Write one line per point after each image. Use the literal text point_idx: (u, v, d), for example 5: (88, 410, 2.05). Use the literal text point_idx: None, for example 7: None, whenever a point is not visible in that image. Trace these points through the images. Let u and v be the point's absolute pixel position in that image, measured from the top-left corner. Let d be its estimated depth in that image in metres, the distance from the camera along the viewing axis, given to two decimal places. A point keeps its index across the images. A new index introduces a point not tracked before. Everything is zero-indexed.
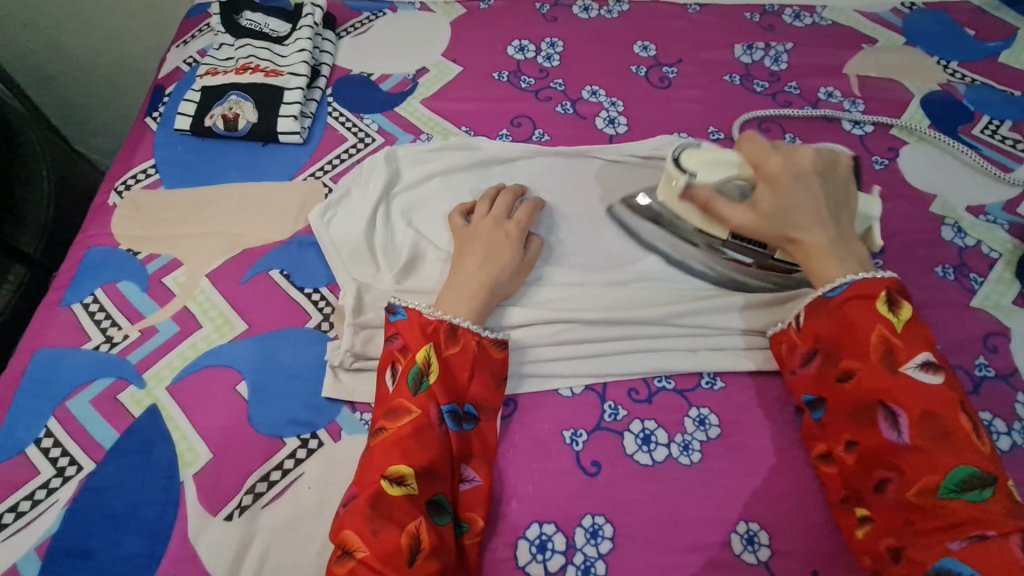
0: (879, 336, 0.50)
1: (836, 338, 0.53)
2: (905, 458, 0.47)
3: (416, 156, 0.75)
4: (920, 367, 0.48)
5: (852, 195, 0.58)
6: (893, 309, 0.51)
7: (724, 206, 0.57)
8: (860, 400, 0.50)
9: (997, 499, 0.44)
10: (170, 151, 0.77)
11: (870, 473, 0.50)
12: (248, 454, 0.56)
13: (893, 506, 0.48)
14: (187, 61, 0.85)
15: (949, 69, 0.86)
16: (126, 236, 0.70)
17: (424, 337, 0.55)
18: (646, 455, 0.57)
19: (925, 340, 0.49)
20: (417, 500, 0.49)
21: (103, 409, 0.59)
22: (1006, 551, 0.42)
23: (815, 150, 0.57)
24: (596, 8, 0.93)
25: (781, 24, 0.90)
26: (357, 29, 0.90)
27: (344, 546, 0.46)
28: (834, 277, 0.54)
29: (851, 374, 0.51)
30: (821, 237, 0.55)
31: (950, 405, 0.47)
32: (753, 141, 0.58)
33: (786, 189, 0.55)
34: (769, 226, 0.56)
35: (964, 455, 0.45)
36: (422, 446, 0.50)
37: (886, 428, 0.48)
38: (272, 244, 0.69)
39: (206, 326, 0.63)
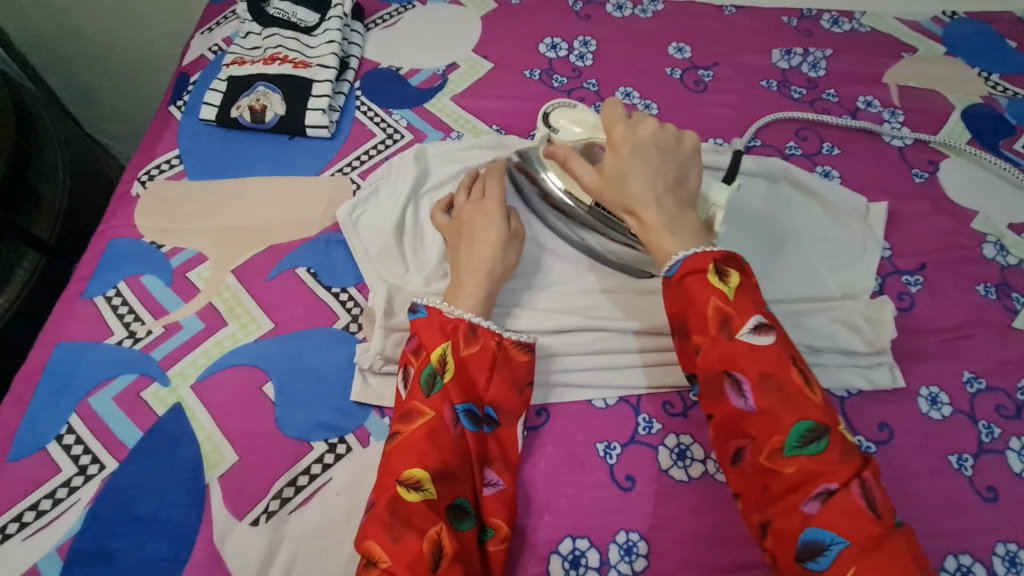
0: (714, 307, 0.46)
1: (681, 315, 0.49)
2: (752, 423, 0.44)
3: (446, 155, 0.73)
4: (754, 331, 0.45)
5: (695, 176, 0.55)
6: (722, 277, 0.48)
7: (579, 165, 0.56)
8: (705, 373, 0.47)
9: (833, 448, 0.42)
10: (195, 141, 0.75)
11: (726, 446, 0.46)
12: (275, 458, 0.55)
13: (749, 475, 0.44)
14: (213, 49, 0.83)
15: (990, 81, 0.84)
16: (150, 228, 0.68)
17: (442, 336, 0.54)
18: (682, 471, 0.56)
19: (755, 302, 0.47)
20: (437, 506, 0.47)
21: (126, 406, 0.58)
22: (851, 499, 0.40)
23: (659, 123, 0.55)
24: (631, 7, 0.91)
25: (820, 30, 0.89)
26: (386, 21, 0.88)
27: (368, 556, 0.44)
28: (672, 253, 0.51)
29: (695, 350, 0.48)
30: (657, 211, 0.52)
31: (783, 363, 0.44)
32: (611, 107, 0.58)
33: (625, 157, 0.53)
34: (611, 193, 0.54)
35: (801, 410, 0.43)
36: (437, 448, 0.49)
37: (732, 397, 0.45)
38: (299, 241, 0.67)
39: (231, 323, 0.62)
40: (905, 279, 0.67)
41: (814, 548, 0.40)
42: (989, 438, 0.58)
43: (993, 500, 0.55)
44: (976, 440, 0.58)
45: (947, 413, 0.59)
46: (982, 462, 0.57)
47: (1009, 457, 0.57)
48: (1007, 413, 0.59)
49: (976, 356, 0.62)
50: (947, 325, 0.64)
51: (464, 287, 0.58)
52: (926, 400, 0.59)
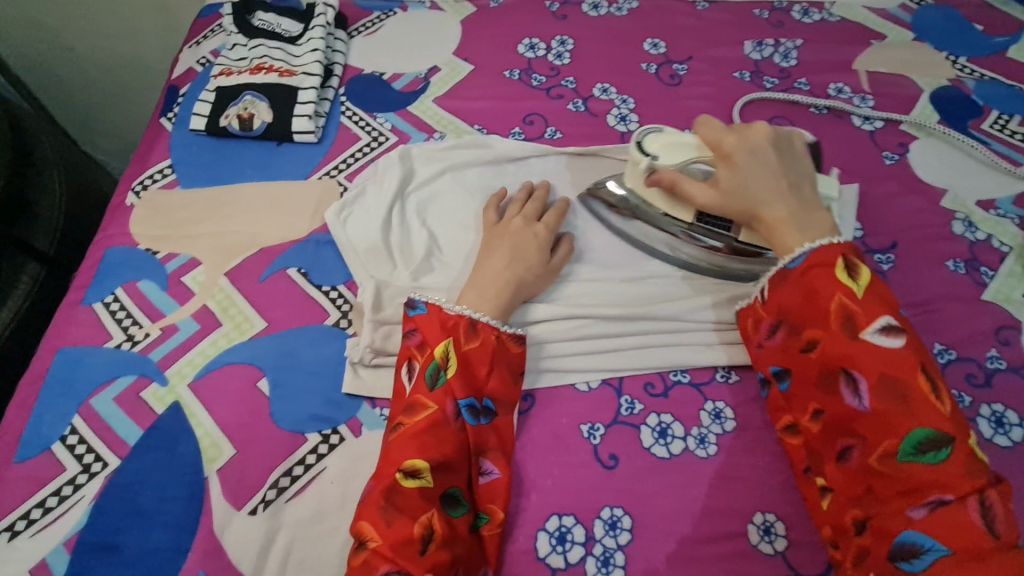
0: (838, 304, 0.49)
1: (800, 309, 0.52)
2: (866, 424, 0.47)
3: (430, 155, 0.76)
4: (881, 332, 0.48)
5: (810, 171, 0.59)
6: (851, 274, 0.50)
7: (690, 184, 0.59)
8: (822, 369, 0.50)
9: (955, 461, 0.44)
10: (186, 151, 0.77)
11: (834, 442, 0.50)
12: (271, 450, 0.57)
13: (855, 472, 0.48)
14: (201, 62, 0.85)
15: (958, 64, 0.86)
16: (145, 236, 0.70)
17: (443, 333, 0.56)
18: (664, 449, 0.58)
19: (886, 303, 0.49)
20: (431, 494, 0.49)
21: (126, 406, 0.60)
22: (966, 514, 0.42)
23: (768, 126, 0.59)
24: (606, 6, 0.93)
25: (791, 21, 0.91)
26: (369, 28, 0.90)
27: (360, 536, 0.47)
28: (794, 246, 0.54)
29: (813, 344, 0.51)
30: (781, 209, 0.55)
31: (910, 368, 0.47)
32: (708, 125, 0.60)
33: (741, 165, 0.57)
34: (731, 201, 0.57)
35: (923, 417, 0.45)
36: (437, 439, 0.51)
37: (848, 396, 0.49)
38: (290, 242, 0.70)
39: (226, 324, 0.64)
40: (878, 257, 0.69)
41: (911, 549, 0.44)
42: (960, 406, 0.60)
43: None
44: None
45: None
46: None
47: (980, 424, 0.59)
48: (978, 382, 0.61)
49: (946, 328, 0.64)
50: (918, 300, 0.66)
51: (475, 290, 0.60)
52: None
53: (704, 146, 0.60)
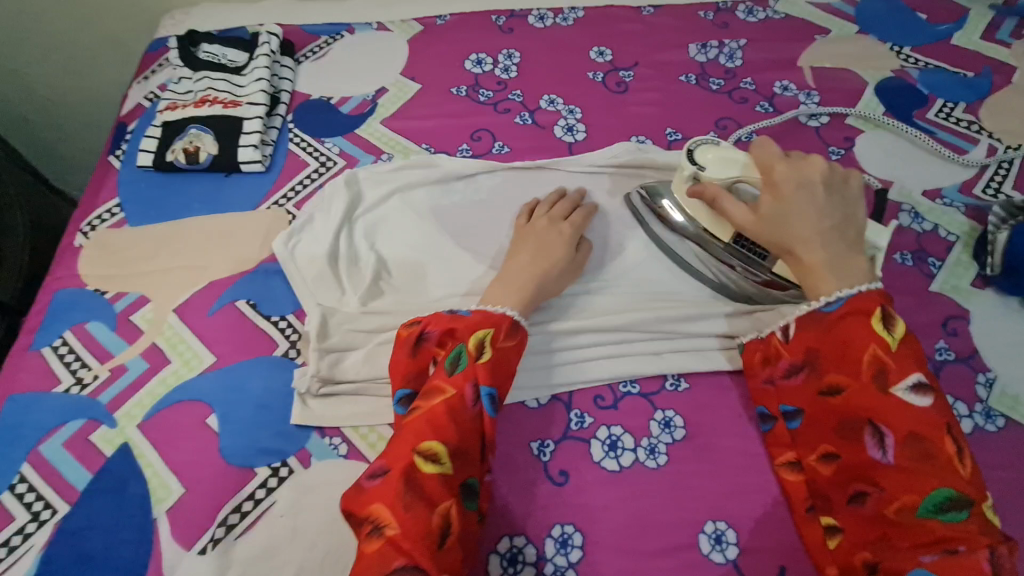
0: (873, 355, 0.50)
1: (825, 353, 0.53)
2: (888, 475, 0.48)
3: (377, 177, 0.76)
4: (911, 389, 0.49)
5: (862, 213, 0.57)
6: (888, 326, 0.51)
7: (730, 202, 0.59)
8: (849, 417, 0.51)
9: (973, 520, 0.45)
10: (134, 188, 0.77)
11: (848, 487, 0.51)
12: (220, 487, 0.57)
13: (872, 519, 0.49)
14: (149, 97, 0.86)
15: (902, 54, 0.87)
16: (94, 277, 0.70)
17: (484, 324, 0.56)
18: (614, 461, 0.58)
19: (917, 360, 0.50)
20: (448, 481, 0.49)
21: (75, 451, 0.60)
22: (977, 565, 0.42)
23: (826, 163, 0.57)
24: (552, 16, 0.94)
25: (735, 21, 0.91)
26: (316, 53, 0.90)
27: (375, 521, 0.46)
28: (829, 292, 0.54)
29: (838, 389, 0.52)
30: (819, 252, 0.54)
31: (938, 428, 0.48)
32: (764, 148, 0.60)
33: (788, 197, 0.55)
34: (768, 228, 0.56)
35: (945, 477, 0.46)
36: (455, 424, 0.50)
37: (873, 446, 0.49)
38: (237, 274, 0.70)
39: (174, 361, 0.64)
40: None
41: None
42: None
43: None
44: None
45: None
46: None
47: None
48: None
49: None
50: None
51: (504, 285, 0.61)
52: None
53: (753, 168, 0.60)
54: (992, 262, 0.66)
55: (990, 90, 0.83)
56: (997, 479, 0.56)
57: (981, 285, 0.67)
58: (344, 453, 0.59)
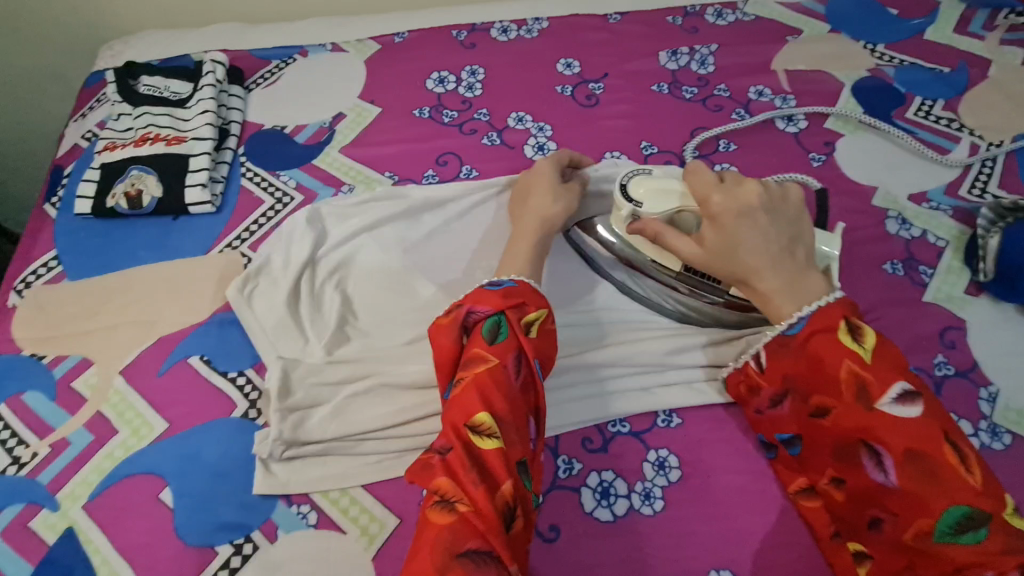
0: (849, 373, 0.46)
1: (804, 376, 0.49)
2: (894, 500, 0.44)
3: (341, 212, 0.70)
4: (898, 401, 0.44)
5: (809, 230, 0.54)
6: (857, 337, 0.47)
7: (675, 238, 0.55)
8: (841, 442, 0.47)
9: (996, 538, 0.40)
10: (73, 238, 0.71)
11: (863, 514, 0.47)
12: (176, 571, 0.52)
13: (894, 548, 0.45)
14: (86, 136, 0.80)
15: (876, 52, 0.84)
16: (30, 340, 0.64)
17: (538, 298, 0.54)
18: (607, 511, 0.54)
19: (896, 367, 0.45)
20: (507, 457, 0.44)
21: (14, 540, 0.54)
22: None
23: (760, 184, 0.54)
24: (515, 29, 0.90)
25: (705, 25, 0.88)
26: (267, 80, 0.85)
27: (440, 494, 0.42)
28: (794, 314, 0.50)
29: (824, 413, 0.48)
30: (775, 278, 0.51)
31: (934, 439, 0.43)
32: (697, 172, 0.55)
33: (729, 228, 0.52)
34: (718, 261, 0.53)
35: (953, 493, 0.42)
36: (504, 398, 0.47)
37: (872, 470, 0.45)
38: (189, 327, 0.64)
39: (123, 430, 0.59)
40: None
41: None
42: None
43: None
44: None
45: None
46: None
47: None
48: None
49: (890, 337, 0.62)
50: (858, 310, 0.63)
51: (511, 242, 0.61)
52: None
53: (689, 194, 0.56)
54: (985, 268, 0.64)
55: (967, 85, 0.81)
56: (1010, 502, 0.53)
57: (975, 292, 0.64)
58: (314, 522, 0.54)
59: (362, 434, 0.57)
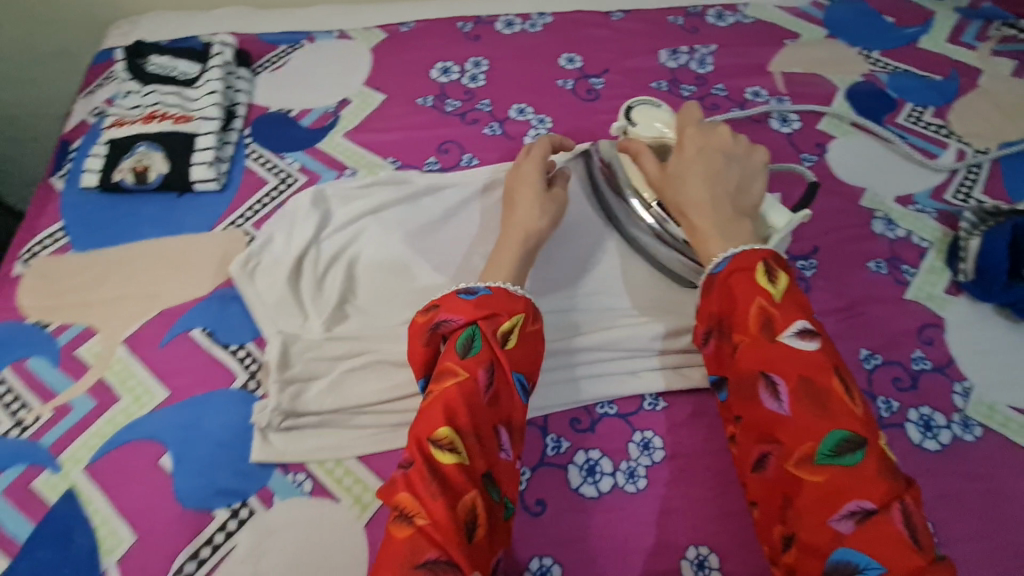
0: (758, 308, 0.48)
1: (722, 314, 0.51)
2: (784, 428, 0.45)
3: (345, 194, 0.72)
4: (797, 334, 0.47)
5: (759, 187, 0.59)
6: (770, 278, 0.49)
7: (646, 158, 0.62)
8: (742, 376, 0.48)
9: (870, 463, 0.42)
10: (79, 211, 0.73)
11: (753, 451, 0.47)
12: (174, 533, 0.53)
13: (776, 481, 0.45)
14: (94, 113, 0.81)
15: (871, 59, 0.87)
16: (35, 308, 0.66)
17: (516, 307, 0.54)
18: (592, 488, 0.56)
19: (800, 307, 0.48)
20: (468, 471, 0.44)
21: (15, 499, 0.55)
22: (890, 525, 0.40)
23: (731, 135, 0.61)
24: (520, 23, 0.91)
25: (705, 26, 0.90)
26: (274, 64, 0.87)
27: (401, 509, 0.43)
28: (716, 253, 0.54)
29: (735, 348, 0.49)
30: (709, 212, 0.56)
31: (827, 371, 0.45)
32: (689, 113, 0.64)
33: (688, 158, 0.59)
34: (670, 186, 0.59)
35: (838, 420, 0.43)
36: (472, 412, 0.47)
37: (768, 400, 0.46)
38: (192, 301, 0.66)
39: (124, 397, 0.60)
40: (800, 264, 0.68)
41: (843, 566, 0.40)
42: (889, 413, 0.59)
43: None
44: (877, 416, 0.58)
45: None
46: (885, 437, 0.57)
47: (910, 429, 0.58)
48: (904, 385, 0.60)
49: (871, 332, 0.64)
50: (842, 305, 0.65)
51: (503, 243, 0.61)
52: None
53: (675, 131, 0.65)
54: (965, 268, 0.66)
55: (957, 94, 0.83)
56: (979, 490, 0.55)
57: (955, 292, 0.67)
58: (309, 490, 0.56)
59: (357, 408, 0.59)
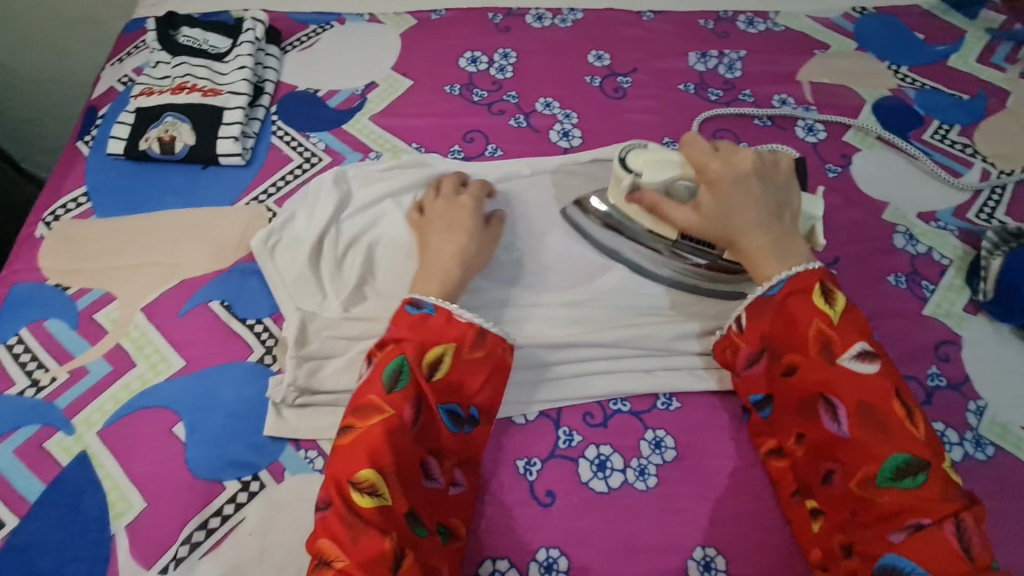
0: (817, 331, 0.50)
1: (775, 336, 0.53)
2: (846, 447, 0.48)
3: (367, 176, 0.72)
4: (857, 358, 0.49)
5: (796, 197, 0.58)
6: (828, 301, 0.52)
7: (672, 208, 0.58)
8: (804, 395, 0.51)
9: (933, 484, 0.44)
10: (103, 177, 0.73)
11: (816, 466, 0.51)
12: (183, 502, 0.53)
13: (840, 496, 0.49)
14: (122, 81, 0.81)
15: (900, 74, 0.86)
16: (55, 270, 0.66)
17: (447, 337, 0.53)
18: (602, 482, 0.56)
19: (859, 330, 0.50)
20: (385, 511, 0.46)
21: (27, 458, 0.56)
22: (943, 538, 0.42)
23: (753, 152, 0.58)
24: (550, 17, 0.91)
25: (735, 31, 0.90)
26: (303, 43, 0.87)
27: (321, 554, 0.45)
28: (774, 275, 0.54)
29: (791, 368, 0.52)
30: (761, 238, 0.55)
31: (886, 394, 0.48)
32: (693, 144, 0.59)
33: (726, 192, 0.56)
34: (712, 226, 0.57)
35: (899, 442, 0.46)
36: (392, 450, 0.48)
37: (828, 421, 0.49)
38: (212, 273, 0.66)
39: (141, 364, 0.60)
40: None
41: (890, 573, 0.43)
42: None
43: None
44: None
45: None
46: None
47: None
48: (919, 400, 0.60)
49: (888, 345, 0.64)
50: None
51: (429, 270, 0.60)
52: None
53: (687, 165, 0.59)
54: (985, 288, 0.66)
55: (984, 113, 0.83)
56: (989, 509, 0.56)
57: (974, 310, 0.67)
58: (320, 467, 0.56)
59: None
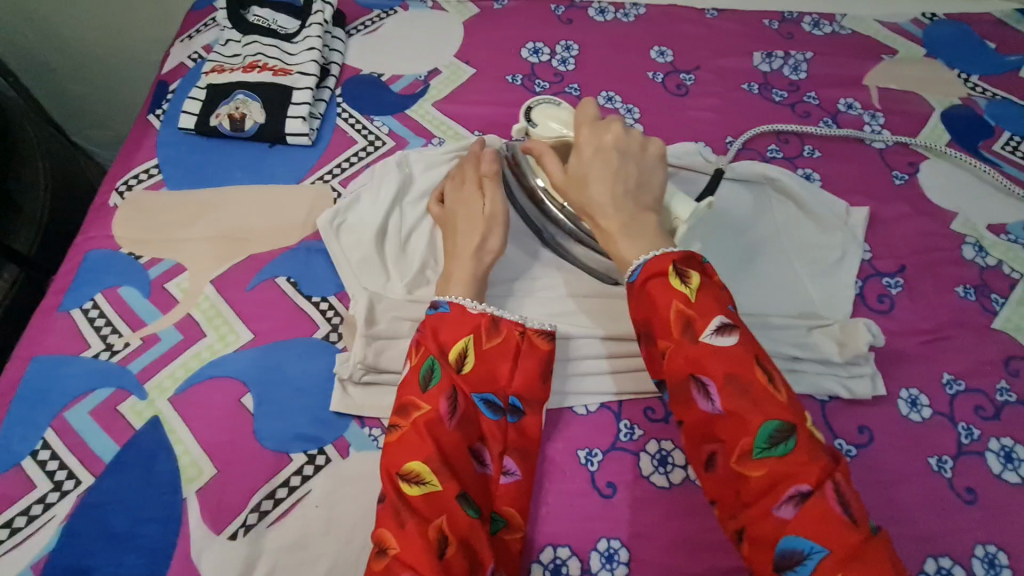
0: (676, 311, 0.46)
1: (646, 322, 0.48)
2: (719, 426, 0.44)
3: (429, 160, 0.72)
4: (717, 332, 0.45)
5: (658, 181, 0.55)
6: (683, 279, 0.47)
7: (549, 160, 0.57)
8: (673, 379, 0.46)
9: (802, 448, 0.41)
10: (174, 150, 0.74)
11: (700, 451, 0.46)
12: (254, 470, 0.55)
13: (723, 480, 0.44)
14: (192, 57, 0.83)
15: (969, 83, 0.85)
16: (128, 239, 0.68)
17: (471, 329, 0.54)
18: (663, 477, 0.56)
19: (717, 301, 0.46)
20: (433, 499, 0.46)
21: (102, 420, 0.57)
22: (827, 505, 0.39)
23: (625, 127, 0.56)
24: (613, 11, 0.91)
25: (801, 32, 0.89)
26: (368, 27, 0.87)
27: (380, 543, 0.45)
28: (630, 258, 0.50)
29: (661, 356, 0.47)
30: (615, 213, 0.52)
31: (748, 364, 0.44)
32: (587, 107, 0.59)
33: (587, 160, 0.54)
34: (571, 190, 0.55)
35: (766, 410, 0.42)
36: (434, 442, 0.48)
37: (700, 401, 0.45)
38: (279, 250, 0.67)
39: (210, 334, 0.62)
40: (886, 281, 0.67)
41: (790, 558, 0.39)
42: (968, 440, 0.58)
43: (972, 501, 0.55)
44: (955, 442, 0.58)
45: (927, 415, 0.59)
46: (962, 464, 0.57)
47: (989, 459, 0.57)
48: (986, 414, 0.59)
49: (955, 357, 0.63)
50: (927, 327, 0.64)
51: (464, 273, 0.58)
52: (906, 402, 0.60)
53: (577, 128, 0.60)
54: None
55: None
56: None
57: None
58: None
59: None
